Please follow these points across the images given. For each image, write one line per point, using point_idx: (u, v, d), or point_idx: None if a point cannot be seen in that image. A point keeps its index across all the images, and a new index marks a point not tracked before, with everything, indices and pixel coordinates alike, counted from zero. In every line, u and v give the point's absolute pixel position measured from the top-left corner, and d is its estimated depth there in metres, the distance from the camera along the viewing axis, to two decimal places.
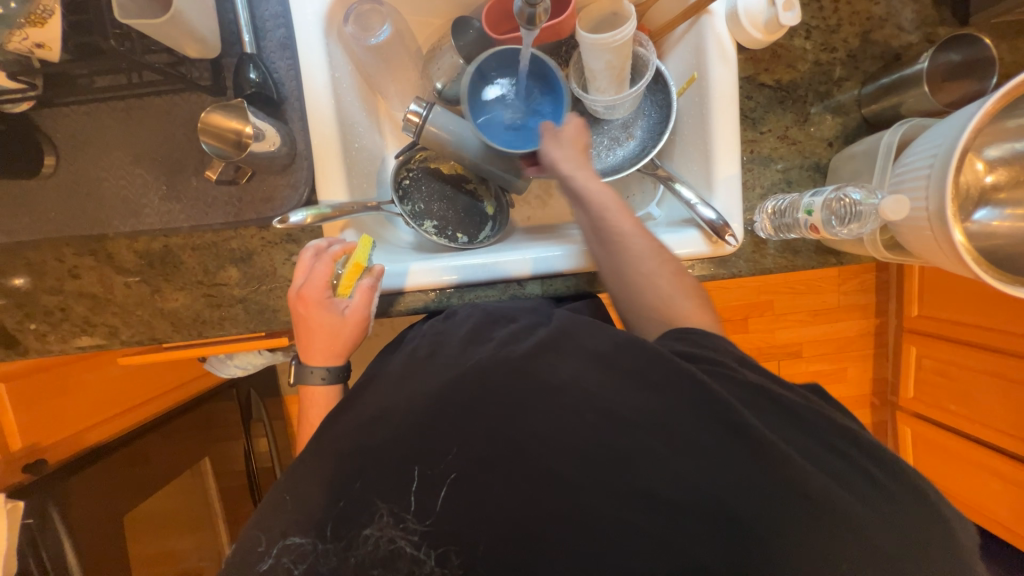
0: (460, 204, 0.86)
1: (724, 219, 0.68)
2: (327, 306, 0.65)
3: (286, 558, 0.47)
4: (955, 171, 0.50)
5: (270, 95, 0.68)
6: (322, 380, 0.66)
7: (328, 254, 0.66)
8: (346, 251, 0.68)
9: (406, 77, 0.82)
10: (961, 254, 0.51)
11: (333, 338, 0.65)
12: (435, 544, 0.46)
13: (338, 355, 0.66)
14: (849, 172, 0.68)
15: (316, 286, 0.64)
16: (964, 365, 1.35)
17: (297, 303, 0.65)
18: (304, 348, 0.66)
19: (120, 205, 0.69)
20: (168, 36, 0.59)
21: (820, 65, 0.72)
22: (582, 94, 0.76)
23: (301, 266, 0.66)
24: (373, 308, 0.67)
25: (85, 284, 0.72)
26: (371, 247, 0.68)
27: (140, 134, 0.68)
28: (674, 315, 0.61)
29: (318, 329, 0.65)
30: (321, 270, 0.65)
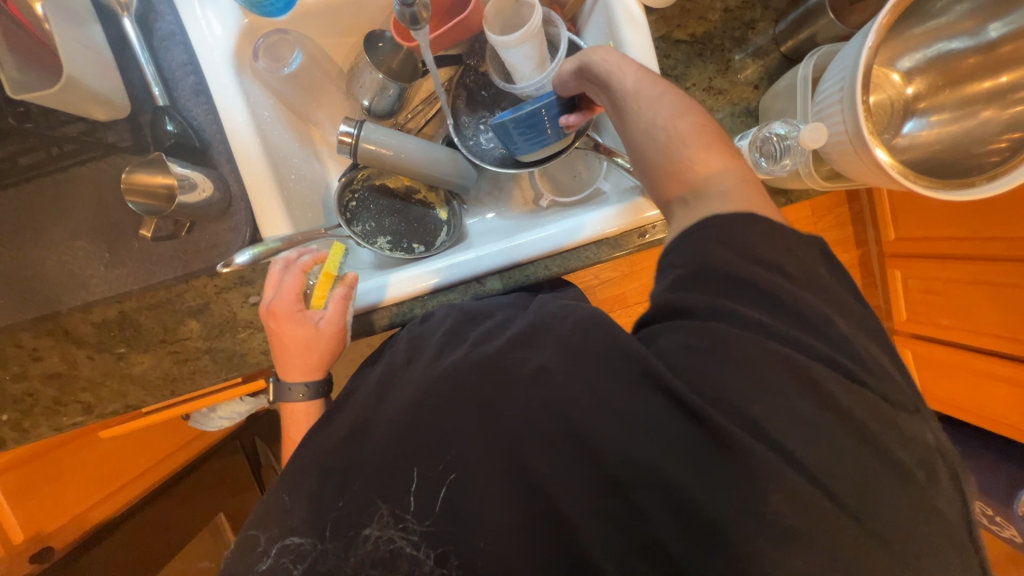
0: (411, 216, 0.86)
1: None
2: (299, 318, 0.64)
3: (286, 558, 0.48)
4: (863, 91, 0.51)
5: (193, 143, 0.68)
6: (303, 396, 0.66)
7: (297, 266, 0.66)
8: (316, 261, 0.68)
9: (331, 100, 0.82)
10: (887, 170, 0.51)
11: (309, 352, 0.65)
12: (434, 545, 0.46)
13: (316, 370, 0.66)
14: (777, 110, 0.68)
15: (287, 300, 0.64)
16: (948, 278, 1.35)
17: (268, 319, 0.65)
18: (282, 364, 0.66)
19: (68, 279, 0.69)
20: (73, 104, 0.59)
21: (730, 11, 0.72)
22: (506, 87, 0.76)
23: (271, 280, 0.66)
24: (348, 318, 0.67)
25: (49, 365, 0.71)
26: (342, 255, 0.71)
27: (73, 205, 0.68)
28: (692, 175, 0.50)
29: (293, 344, 0.64)
30: (291, 283, 0.65)
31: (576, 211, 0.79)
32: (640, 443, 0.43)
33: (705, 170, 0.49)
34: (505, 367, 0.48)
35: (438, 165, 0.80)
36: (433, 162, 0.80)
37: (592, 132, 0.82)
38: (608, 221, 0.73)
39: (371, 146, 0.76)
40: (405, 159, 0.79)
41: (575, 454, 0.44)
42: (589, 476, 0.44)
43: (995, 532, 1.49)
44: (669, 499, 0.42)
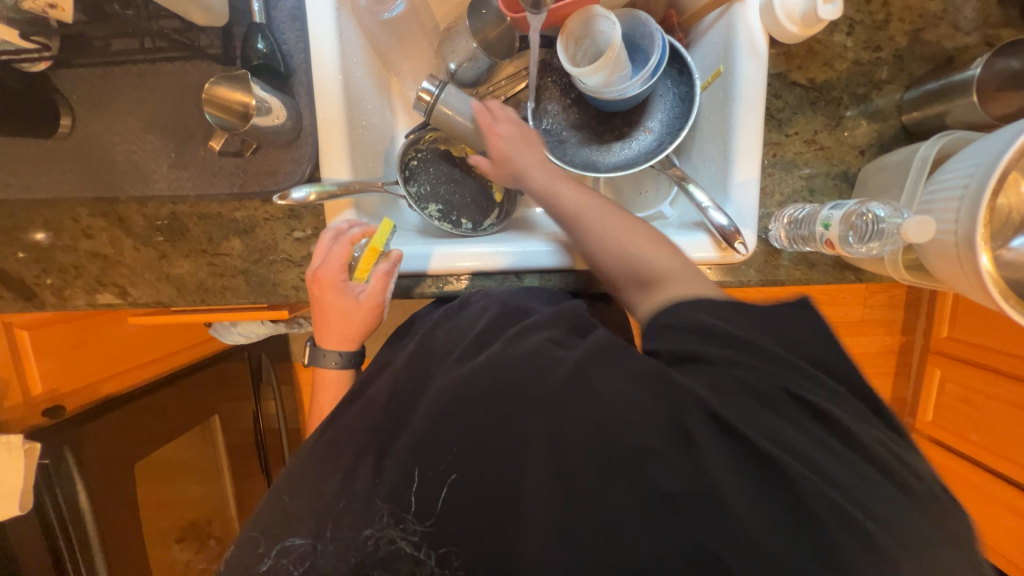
0: (467, 189, 0.84)
1: (737, 225, 0.65)
2: (341, 288, 0.64)
3: (285, 560, 0.47)
4: (991, 196, 0.46)
5: (277, 68, 0.67)
6: (337, 363, 0.67)
7: (346, 237, 0.65)
8: (365, 234, 0.66)
9: (419, 55, 0.81)
10: (987, 283, 0.47)
11: (347, 324, 0.65)
12: (436, 545, 0.45)
13: (352, 341, 0.66)
14: (877, 185, 0.63)
15: (333, 269, 0.64)
16: (990, 393, 1.27)
17: (313, 285, 0.65)
18: (319, 331, 0.67)
19: (132, 170, 0.70)
20: (175, 2, 0.59)
21: (860, 65, 0.66)
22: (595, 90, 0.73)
23: (320, 247, 0.66)
24: (388, 294, 0.66)
25: (98, 245, 0.74)
26: (391, 232, 0.67)
27: (152, 99, 0.69)
28: (647, 269, 0.59)
29: (333, 312, 0.65)
30: (338, 253, 0.64)
31: None
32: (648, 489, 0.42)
33: (659, 266, 0.59)
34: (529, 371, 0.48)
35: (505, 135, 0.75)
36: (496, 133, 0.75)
37: (672, 154, 0.78)
38: None
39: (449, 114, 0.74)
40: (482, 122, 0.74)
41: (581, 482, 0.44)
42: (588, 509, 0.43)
43: None
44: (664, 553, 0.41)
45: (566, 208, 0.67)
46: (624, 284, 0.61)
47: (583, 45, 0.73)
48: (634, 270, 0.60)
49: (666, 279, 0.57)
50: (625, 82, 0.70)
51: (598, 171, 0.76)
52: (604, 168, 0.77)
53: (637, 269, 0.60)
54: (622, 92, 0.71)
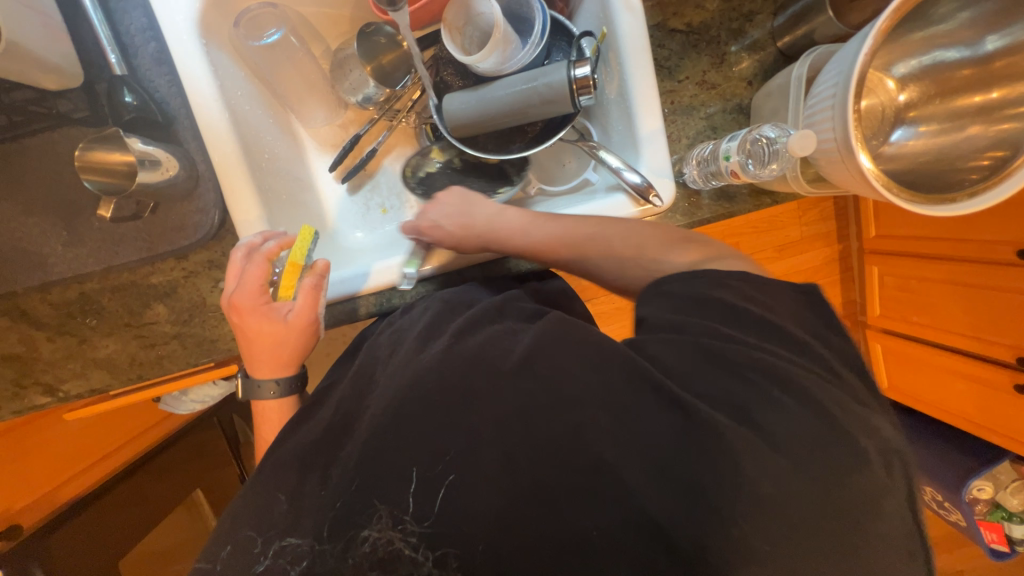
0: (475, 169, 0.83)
1: (650, 179, 0.67)
2: (265, 311, 0.62)
3: (283, 559, 0.45)
4: (855, 98, 0.50)
5: (154, 117, 0.63)
6: (275, 393, 0.63)
7: (261, 254, 0.62)
8: (283, 246, 0.64)
9: (314, 83, 0.78)
10: (870, 179, 0.51)
11: (279, 347, 0.62)
12: (435, 546, 0.43)
13: (288, 365, 0.64)
14: (768, 110, 0.67)
15: (249, 292, 0.61)
16: (923, 277, 1.38)
17: (231, 312, 0.62)
18: (250, 361, 0.64)
19: (23, 258, 0.65)
20: (17, 70, 0.54)
21: (728, 2, 0.69)
22: (499, 68, 0.71)
23: (232, 268, 0.63)
24: (320, 310, 0.64)
25: (7, 346, 0.68)
26: (311, 241, 0.66)
27: (25, 179, 0.64)
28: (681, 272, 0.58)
29: (259, 338, 0.62)
30: (254, 273, 0.62)
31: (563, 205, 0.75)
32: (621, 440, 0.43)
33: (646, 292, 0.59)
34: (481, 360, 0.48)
35: (529, 108, 0.70)
36: (539, 99, 0.69)
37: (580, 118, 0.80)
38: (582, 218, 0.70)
39: (539, 98, 0.68)
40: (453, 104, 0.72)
41: (561, 447, 0.43)
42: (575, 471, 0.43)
43: (943, 518, 1.57)
44: (656, 492, 0.41)
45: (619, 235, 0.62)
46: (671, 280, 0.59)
47: (466, 33, 0.73)
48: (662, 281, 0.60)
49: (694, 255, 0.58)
50: (518, 51, 0.71)
51: (512, 152, 0.76)
52: (516, 148, 0.77)
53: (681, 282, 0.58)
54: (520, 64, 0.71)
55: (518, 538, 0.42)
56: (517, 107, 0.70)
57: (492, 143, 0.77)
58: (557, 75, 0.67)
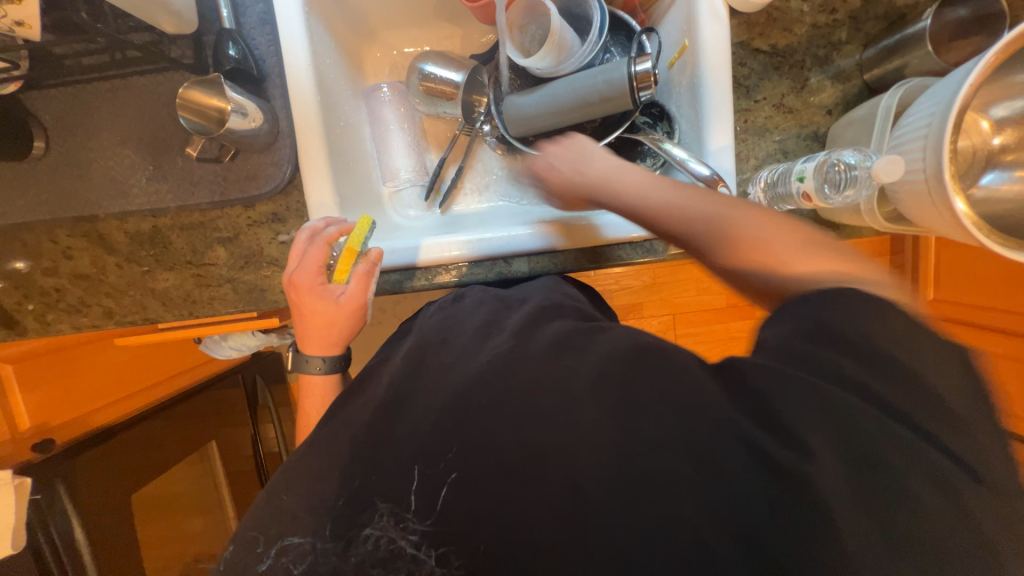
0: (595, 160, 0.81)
1: (719, 173, 0.66)
2: (320, 292, 0.63)
3: (285, 559, 0.43)
4: (952, 132, 0.48)
5: (250, 72, 0.67)
6: (319, 369, 0.66)
7: (322, 238, 0.64)
8: (343, 233, 0.66)
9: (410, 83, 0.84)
10: (963, 222, 0.49)
11: (329, 326, 0.64)
12: (436, 544, 0.40)
13: (335, 345, 0.65)
14: (847, 139, 0.65)
15: (308, 273, 0.63)
16: None
17: (290, 290, 0.65)
18: (301, 336, 0.66)
19: (110, 187, 0.70)
20: (142, 11, 0.59)
21: (818, 28, 0.68)
22: (554, 71, 0.74)
23: (296, 250, 0.65)
24: (370, 295, 0.65)
25: (79, 265, 0.73)
26: (369, 229, 0.66)
27: (126, 114, 0.69)
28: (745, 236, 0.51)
29: (311, 316, 0.63)
30: (314, 256, 0.64)
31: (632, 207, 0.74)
32: (660, 446, 0.39)
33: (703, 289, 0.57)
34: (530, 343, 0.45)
35: (589, 106, 0.71)
36: (599, 97, 0.69)
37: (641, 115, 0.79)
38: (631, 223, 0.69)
39: (601, 95, 0.69)
40: (515, 106, 0.76)
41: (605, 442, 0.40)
42: (622, 476, 0.38)
43: None
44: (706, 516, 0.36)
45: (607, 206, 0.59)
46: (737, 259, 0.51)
47: (528, 31, 0.75)
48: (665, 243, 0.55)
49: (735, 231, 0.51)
50: (576, 49, 0.72)
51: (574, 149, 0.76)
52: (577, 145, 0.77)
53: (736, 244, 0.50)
54: (577, 63, 0.73)
55: (544, 533, 0.38)
56: (577, 103, 0.71)
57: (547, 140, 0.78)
58: (619, 66, 0.68)
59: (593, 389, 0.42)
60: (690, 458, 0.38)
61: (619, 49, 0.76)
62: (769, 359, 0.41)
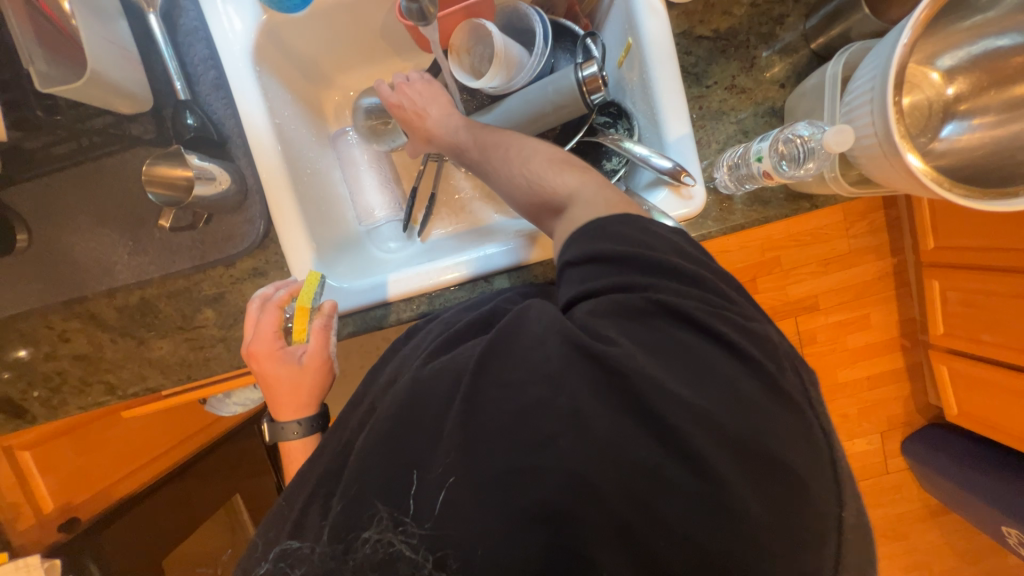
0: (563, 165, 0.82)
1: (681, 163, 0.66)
2: (280, 356, 0.65)
3: (282, 563, 0.44)
4: (895, 92, 0.48)
5: (211, 137, 0.69)
6: (297, 433, 0.65)
7: (273, 303, 0.66)
8: (292, 294, 0.67)
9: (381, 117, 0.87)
10: (919, 177, 0.48)
11: (297, 388, 0.65)
12: (434, 547, 0.40)
13: (308, 404, 0.66)
14: (803, 110, 0.65)
15: (266, 340, 0.65)
16: (990, 291, 1.26)
17: (251, 361, 0.66)
18: (273, 403, 0.66)
19: (95, 266, 0.72)
20: (99, 98, 0.61)
21: (757, 6, 0.69)
22: (506, 86, 0.75)
23: (249, 319, 0.66)
24: (331, 348, 0.67)
25: (76, 346, 0.75)
26: (317, 284, 0.67)
27: (100, 195, 0.71)
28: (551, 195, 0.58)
29: (277, 382, 0.65)
30: (267, 322, 0.65)
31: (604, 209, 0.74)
32: (637, 434, 0.39)
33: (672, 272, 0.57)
34: (511, 345, 0.44)
35: (544, 117, 0.72)
36: (552, 107, 0.70)
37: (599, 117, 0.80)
38: None
39: (553, 105, 0.70)
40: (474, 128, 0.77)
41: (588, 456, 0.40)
42: (613, 473, 0.39)
43: None
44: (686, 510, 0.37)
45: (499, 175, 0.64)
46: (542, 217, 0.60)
47: (475, 52, 0.76)
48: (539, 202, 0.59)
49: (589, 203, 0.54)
50: (525, 60, 0.73)
51: None
52: None
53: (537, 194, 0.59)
54: (527, 76, 0.74)
55: (537, 531, 0.39)
56: (532, 116, 0.72)
57: None
58: (566, 73, 0.69)
59: (527, 373, 0.42)
60: (666, 449, 0.39)
61: (566, 54, 0.77)
62: (636, 313, 0.44)
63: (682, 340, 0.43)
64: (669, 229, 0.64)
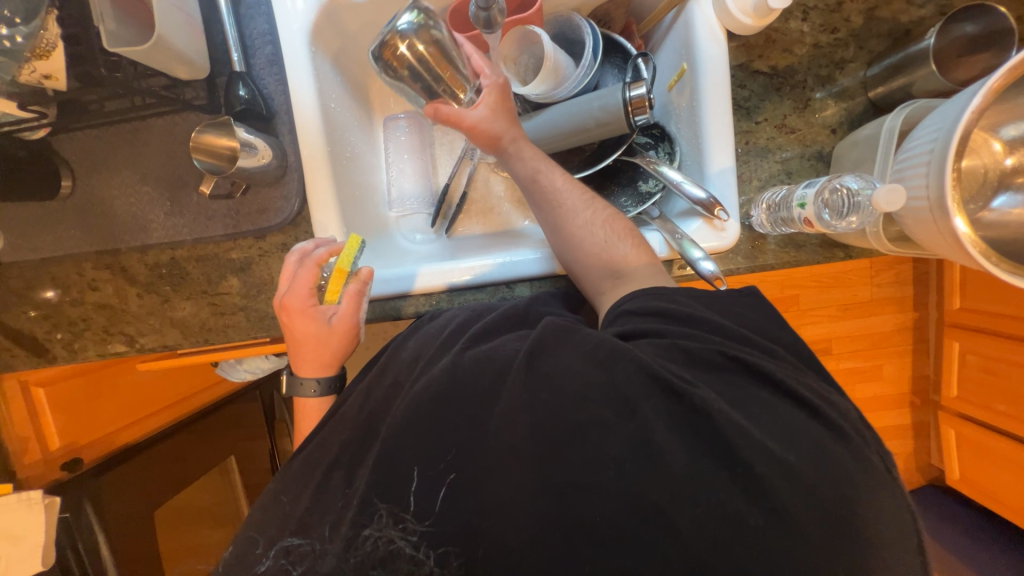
0: (597, 181, 0.82)
1: (716, 196, 0.65)
2: (311, 314, 0.64)
3: (285, 559, 0.45)
4: (955, 159, 0.47)
5: (259, 111, 0.70)
6: (314, 391, 0.67)
7: (312, 259, 0.64)
8: (333, 254, 0.66)
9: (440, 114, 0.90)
10: (966, 246, 0.47)
11: (321, 348, 0.65)
12: (435, 545, 0.42)
13: (328, 366, 0.67)
14: (852, 160, 0.64)
15: (299, 295, 0.64)
16: (1013, 361, 1.23)
17: (282, 312, 0.65)
18: (296, 358, 0.67)
19: (131, 222, 0.74)
20: (159, 61, 0.63)
21: (819, 48, 0.68)
22: (552, 93, 0.74)
23: (286, 271, 0.66)
24: (360, 316, 0.66)
25: (103, 296, 0.77)
26: (358, 249, 0.66)
27: (146, 153, 0.73)
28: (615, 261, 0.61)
29: (304, 338, 0.65)
30: (305, 277, 0.64)
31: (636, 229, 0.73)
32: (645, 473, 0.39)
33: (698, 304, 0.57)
34: (532, 363, 0.45)
35: (585, 132, 0.71)
36: (595, 123, 0.70)
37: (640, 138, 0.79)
38: None
39: (596, 121, 0.69)
40: None
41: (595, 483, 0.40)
42: (620, 500, 0.39)
43: None
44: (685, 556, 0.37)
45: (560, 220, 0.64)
46: (595, 280, 0.62)
47: (521, 62, 0.76)
48: (598, 262, 0.61)
49: (636, 272, 0.60)
50: (571, 72, 0.73)
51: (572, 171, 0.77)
52: (576, 167, 0.79)
53: (599, 256, 0.61)
54: (574, 86, 0.74)
55: (534, 546, 0.39)
56: (573, 129, 0.72)
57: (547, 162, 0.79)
58: (614, 91, 0.68)
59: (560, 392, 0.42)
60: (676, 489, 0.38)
61: (614, 71, 0.77)
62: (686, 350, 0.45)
63: (699, 377, 0.44)
64: (697, 261, 0.63)
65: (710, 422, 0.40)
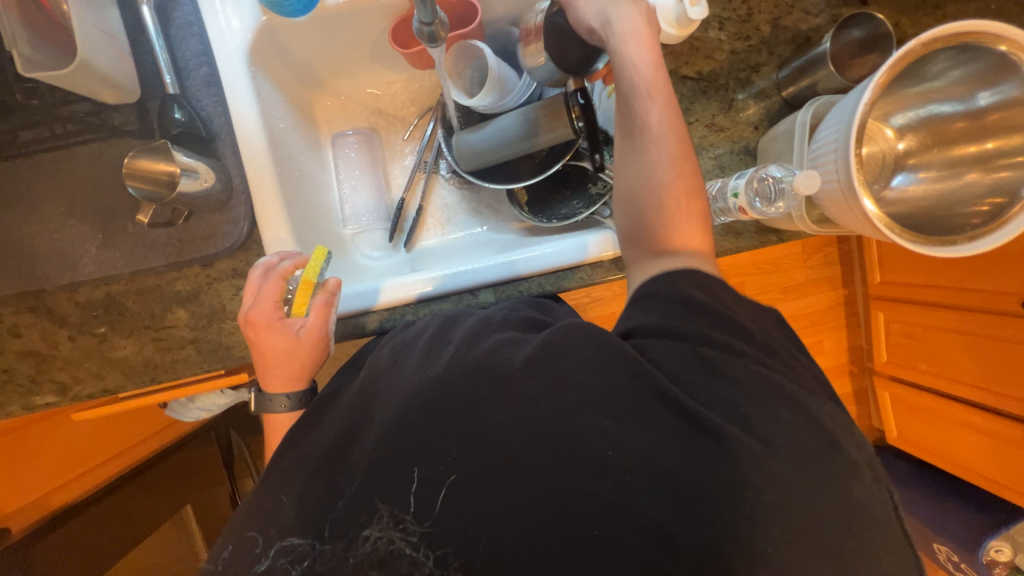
0: (549, 186, 0.85)
1: None
2: (278, 327, 0.62)
3: (285, 560, 0.43)
4: (856, 145, 0.53)
5: (198, 133, 0.68)
6: (286, 406, 0.62)
7: (277, 272, 0.63)
8: (298, 266, 0.66)
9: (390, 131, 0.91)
10: (874, 221, 0.54)
11: (290, 362, 0.62)
12: (436, 546, 0.41)
13: (297, 380, 0.63)
14: (774, 152, 0.70)
15: (265, 309, 0.62)
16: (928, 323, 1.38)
17: (247, 328, 0.62)
18: (262, 375, 0.63)
19: (57, 258, 0.68)
20: (82, 85, 0.59)
21: (736, 54, 0.75)
22: (499, 105, 0.77)
23: (250, 286, 0.64)
24: (330, 325, 0.65)
25: (27, 342, 0.70)
26: (325, 260, 0.67)
27: (71, 184, 0.68)
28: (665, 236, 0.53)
29: (272, 353, 0.62)
30: (270, 290, 0.63)
31: (589, 230, 0.76)
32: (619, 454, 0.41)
33: None
34: (500, 362, 0.46)
35: (533, 139, 0.74)
36: (542, 130, 0.73)
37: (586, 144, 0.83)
38: (580, 251, 0.73)
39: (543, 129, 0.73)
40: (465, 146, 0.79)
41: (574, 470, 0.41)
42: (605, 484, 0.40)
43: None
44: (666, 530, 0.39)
45: (624, 183, 0.55)
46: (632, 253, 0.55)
47: (466, 75, 0.78)
48: (641, 234, 0.54)
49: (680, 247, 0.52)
50: (514, 84, 0.76)
51: (524, 178, 0.80)
52: (526, 174, 0.80)
53: (648, 229, 0.53)
54: (518, 97, 0.77)
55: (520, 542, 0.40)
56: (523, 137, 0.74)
57: (500, 171, 0.82)
58: (557, 100, 0.72)
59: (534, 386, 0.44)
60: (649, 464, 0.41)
61: None
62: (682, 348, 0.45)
63: (685, 372, 0.43)
64: None
65: (686, 411, 0.42)
